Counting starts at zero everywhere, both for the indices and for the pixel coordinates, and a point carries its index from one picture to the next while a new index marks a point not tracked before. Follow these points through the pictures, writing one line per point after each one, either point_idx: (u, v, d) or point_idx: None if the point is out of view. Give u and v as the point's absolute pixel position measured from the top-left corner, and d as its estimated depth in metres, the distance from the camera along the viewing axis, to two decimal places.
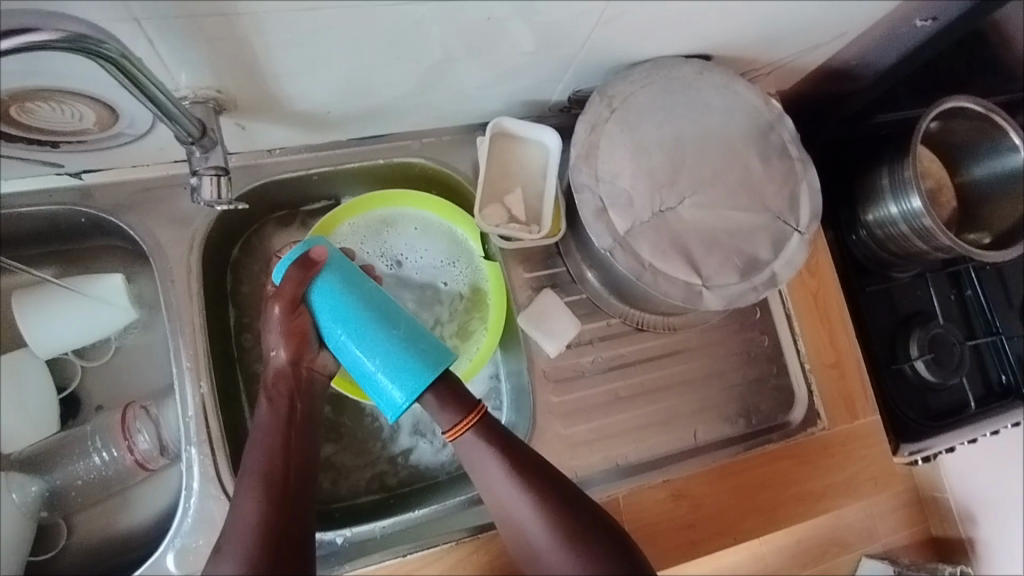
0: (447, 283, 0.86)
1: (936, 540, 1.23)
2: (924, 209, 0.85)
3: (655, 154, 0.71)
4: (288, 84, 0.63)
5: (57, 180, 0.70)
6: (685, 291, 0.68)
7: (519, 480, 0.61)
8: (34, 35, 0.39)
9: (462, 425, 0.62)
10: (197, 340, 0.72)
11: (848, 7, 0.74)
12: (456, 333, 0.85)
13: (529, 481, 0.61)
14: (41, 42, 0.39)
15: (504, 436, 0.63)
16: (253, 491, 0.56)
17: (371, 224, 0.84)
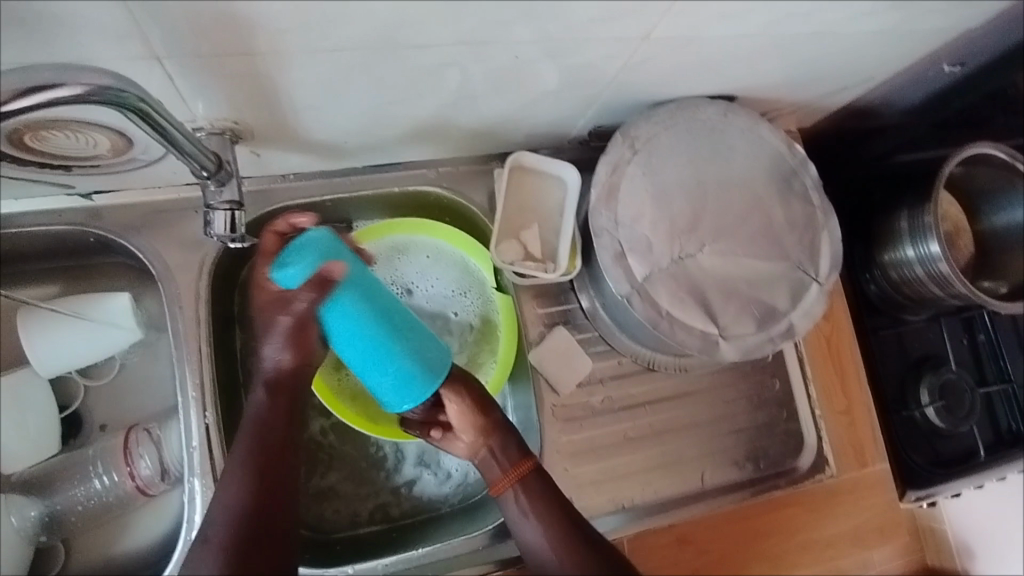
0: (458, 313, 0.85)
1: None
2: (942, 253, 0.84)
3: (677, 199, 0.70)
4: (307, 116, 0.62)
5: (67, 201, 0.69)
6: (701, 340, 0.67)
7: (542, 517, 0.69)
8: (56, 90, 0.39)
9: (514, 473, 0.70)
10: (203, 368, 0.71)
11: (878, 55, 0.73)
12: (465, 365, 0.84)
13: (550, 518, 0.69)
14: (63, 96, 0.39)
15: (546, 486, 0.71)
16: (240, 482, 0.64)
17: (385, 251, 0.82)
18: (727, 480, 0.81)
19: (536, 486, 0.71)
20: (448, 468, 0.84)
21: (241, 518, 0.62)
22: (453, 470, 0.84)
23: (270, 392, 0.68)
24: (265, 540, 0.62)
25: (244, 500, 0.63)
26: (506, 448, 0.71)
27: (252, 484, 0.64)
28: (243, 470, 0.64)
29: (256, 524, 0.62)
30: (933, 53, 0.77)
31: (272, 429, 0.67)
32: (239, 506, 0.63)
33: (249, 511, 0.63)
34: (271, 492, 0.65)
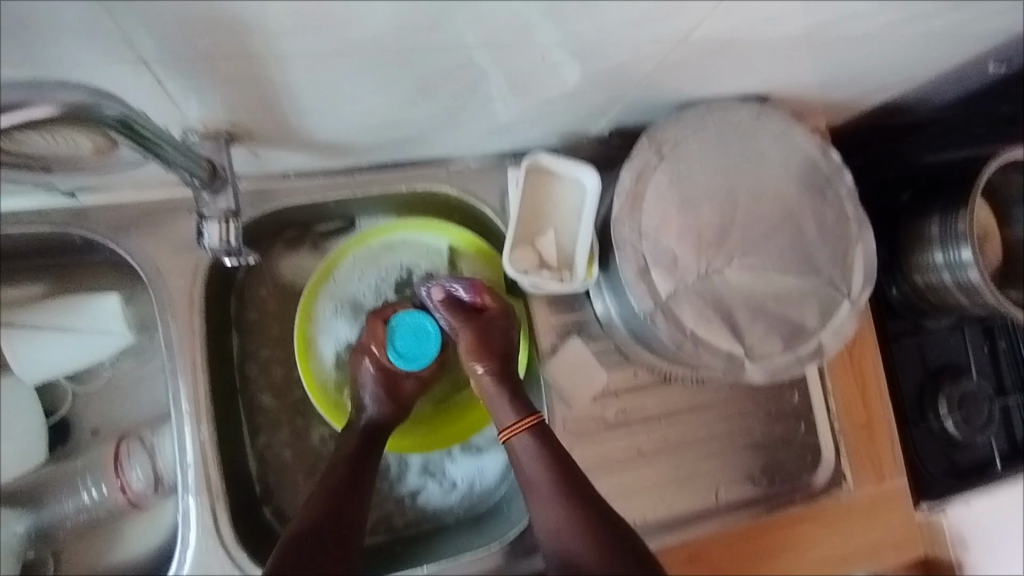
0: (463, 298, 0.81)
1: (925, 562, 1.05)
2: (974, 262, 0.79)
3: (705, 209, 0.65)
4: (311, 118, 0.57)
5: (51, 201, 0.64)
6: (727, 362, 0.63)
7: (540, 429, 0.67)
8: (30, 111, 0.35)
9: (522, 424, 0.67)
10: (198, 380, 0.67)
11: (924, 56, 0.68)
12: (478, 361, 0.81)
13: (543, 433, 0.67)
14: (38, 117, 0.35)
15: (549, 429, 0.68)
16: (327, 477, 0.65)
17: (379, 254, 0.80)
18: (741, 496, 0.79)
19: (546, 449, 0.66)
20: (454, 478, 0.81)
21: (314, 528, 0.61)
22: (459, 480, 0.81)
23: (367, 432, 0.69)
24: (320, 541, 0.60)
25: (323, 510, 0.62)
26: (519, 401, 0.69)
27: (328, 496, 0.63)
28: (330, 485, 0.64)
29: (323, 533, 0.61)
30: (981, 53, 0.72)
31: (364, 460, 0.67)
32: (320, 513, 0.62)
33: (323, 521, 0.61)
34: (345, 508, 0.63)
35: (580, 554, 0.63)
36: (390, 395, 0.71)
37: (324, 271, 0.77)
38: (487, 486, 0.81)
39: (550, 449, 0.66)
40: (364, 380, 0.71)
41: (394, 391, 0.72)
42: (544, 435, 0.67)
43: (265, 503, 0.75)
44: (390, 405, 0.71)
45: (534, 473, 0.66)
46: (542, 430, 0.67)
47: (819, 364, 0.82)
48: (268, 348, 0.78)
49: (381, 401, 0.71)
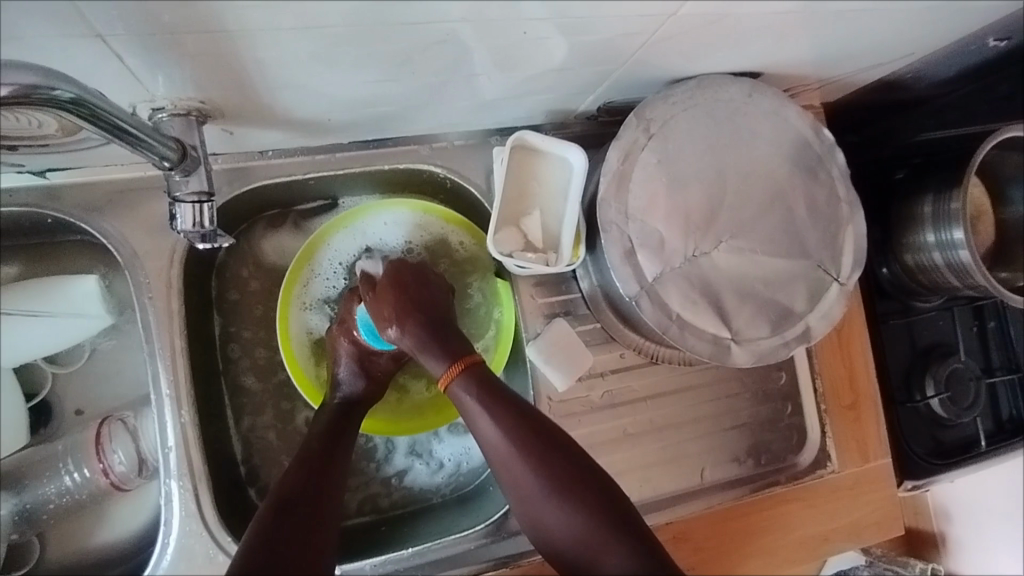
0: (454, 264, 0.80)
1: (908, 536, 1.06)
2: (965, 242, 0.78)
3: (693, 190, 0.64)
4: (286, 95, 0.55)
5: (20, 179, 0.62)
6: (713, 346, 0.63)
7: (492, 389, 0.61)
8: None
9: (450, 368, 0.62)
10: (177, 363, 0.66)
11: (921, 32, 0.66)
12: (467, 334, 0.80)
13: (496, 395, 0.61)
14: None
15: (500, 388, 0.62)
16: (305, 450, 0.64)
17: (388, 235, 0.79)
18: (725, 477, 0.79)
19: (483, 392, 0.61)
20: (440, 458, 0.81)
21: (296, 495, 0.59)
22: (446, 460, 0.81)
23: (340, 411, 0.69)
24: (304, 508, 0.58)
25: (305, 479, 0.61)
26: (442, 344, 0.64)
27: (307, 466, 0.62)
28: (311, 456, 0.63)
29: (306, 497, 0.59)
30: (980, 28, 0.71)
31: (340, 433, 0.67)
32: (303, 481, 0.60)
33: (304, 487, 0.60)
34: (325, 474, 0.62)
35: (543, 508, 0.57)
36: (363, 370, 0.71)
37: (304, 259, 0.75)
38: (473, 466, 0.81)
39: (484, 389, 0.61)
40: (339, 356, 0.71)
41: (370, 368, 0.72)
42: (482, 385, 0.61)
43: (249, 484, 0.75)
44: (365, 381, 0.71)
45: (505, 454, 0.59)
46: (479, 378, 0.62)
47: (807, 346, 0.82)
48: (250, 329, 0.77)
49: (355, 380, 0.71)
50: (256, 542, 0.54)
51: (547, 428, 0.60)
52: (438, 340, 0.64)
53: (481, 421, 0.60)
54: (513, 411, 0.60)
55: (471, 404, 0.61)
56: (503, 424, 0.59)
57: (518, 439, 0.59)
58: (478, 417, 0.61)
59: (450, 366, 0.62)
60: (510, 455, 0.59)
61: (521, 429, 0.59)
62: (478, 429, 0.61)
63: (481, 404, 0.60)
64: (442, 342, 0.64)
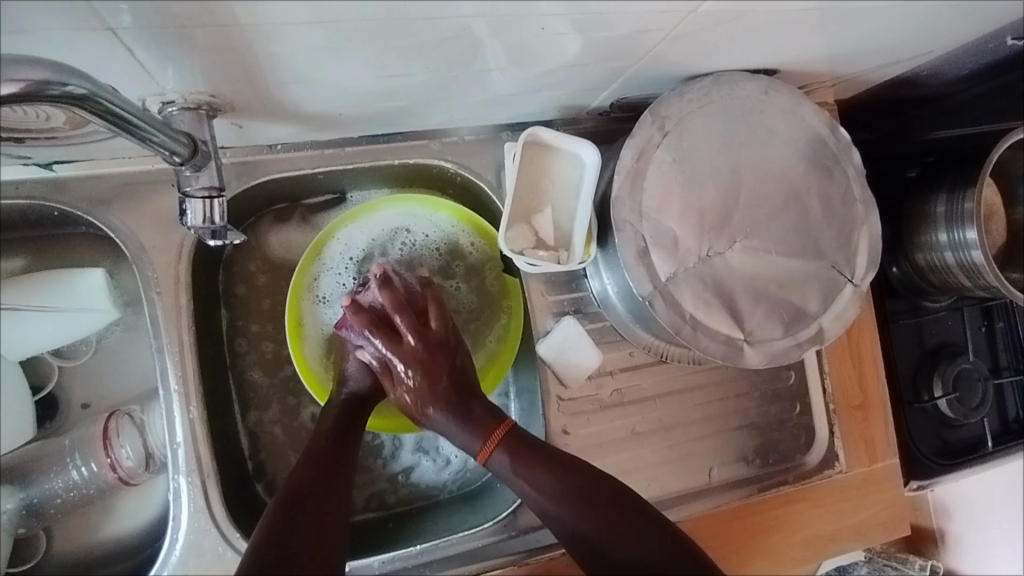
0: (465, 259, 0.80)
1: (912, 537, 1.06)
2: (978, 244, 0.78)
3: (708, 189, 0.63)
4: (299, 88, 0.54)
5: (26, 171, 0.61)
6: (725, 347, 0.62)
7: (517, 448, 0.65)
8: None
9: (491, 442, 0.65)
10: (186, 358, 0.66)
11: (940, 29, 0.65)
12: (476, 331, 0.80)
13: (523, 452, 0.65)
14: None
15: (525, 441, 0.66)
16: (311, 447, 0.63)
17: (397, 231, 0.78)
18: (733, 476, 0.79)
19: (516, 448, 0.65)
20: (447, 455, 0.81)
21: (303, 492, 0.59)
22: (453, 457, 0.81)
23: (350, 405, 0.68)
24: (309, 505, 0.58)
25: (312, 475, 0.60)
26: (474, 421, 0.66)
27: (315, 462, 0.62)
28: (317, 453, 0.62)
29: (314, 497, 0.59)
30: (998, 26, 0.70)
31: (348, 427, 0.66)
32: (310, 479, 0.60)
33: (311, 483, 0.60)
34: (333, 470, 0.61)
35: (601, 544, 0.63)
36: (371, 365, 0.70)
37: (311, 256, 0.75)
38: (480, 463, 0.81)
39: (514, 444, 0.66)
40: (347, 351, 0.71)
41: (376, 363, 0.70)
42: (512, 441, 0.66)
43: (257, 479, 0.74)
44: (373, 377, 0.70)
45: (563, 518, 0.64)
46: (511, 439, 0.66)
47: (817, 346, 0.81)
48: (257, 323, 0.76)
49: (365, 372, 0.70)
50: (264, 547, 0.54)
51: (576, 469, 0.65)
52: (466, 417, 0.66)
53: (530, 492, 0.64)
54: (542, 464, 0.64)
55: (513, 475, 0.65)
56: (550, 487, 0.64)
57: (569, 502, 0.63)
58: (513, 480, 0.65)
59: (486, 444, 0.66)
60: (554, 507, 0.64)
61: (567, 488, 0.64)
62: (517, 488, 0.65)
63: (514, 465, 0.65)
64: (474, 420, 0.66)
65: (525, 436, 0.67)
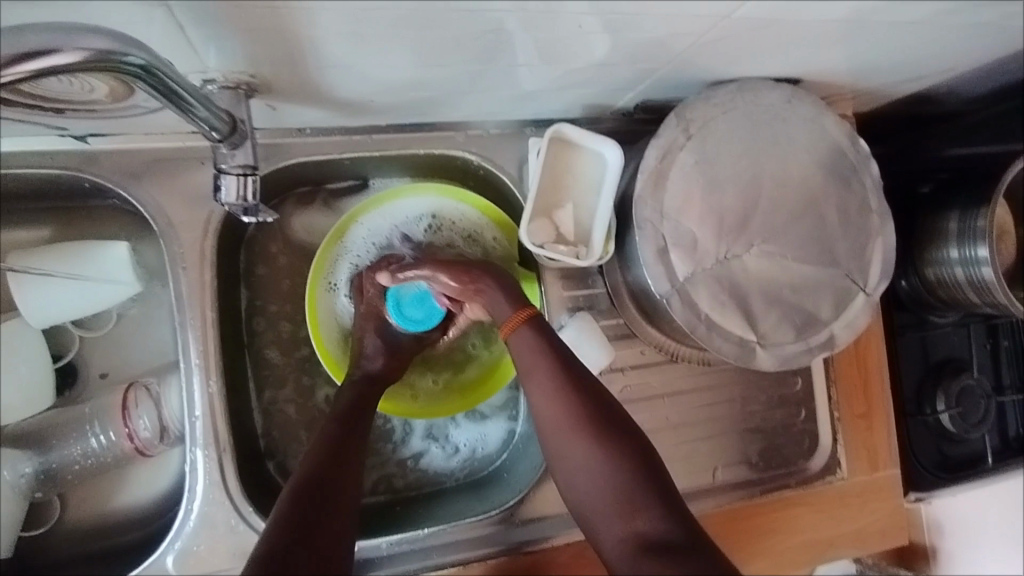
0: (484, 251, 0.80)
1: None
2: (989, 262, 0.79)
3: (728, 193, 0.64)
4: (335, 73, 0.55)
5: (60, 142, 0.63)
6: (738, 347, 0.63)
7: (546, 342, 0.63)
8: (56, 57, 0.34)
9: (520, 313, 0.65)
10: (207, 333, 0.67)
11: (964, 46, 0.66)
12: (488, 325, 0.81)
13: (551, 344, 0.63)
14: (64, 64, 0.34)
15: (555, 340, 0.64)
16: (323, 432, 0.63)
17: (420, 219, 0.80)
18: (737, 478, 0.80)
19: (545, 338, 0.63)
20: (456, 443, 0.82)
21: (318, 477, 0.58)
22: (461, 445, 0.82)
23: (365, 392, 0.69)
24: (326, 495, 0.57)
25: (323, 458, 0.60)
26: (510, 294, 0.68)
27: (326, 447, 0.62)
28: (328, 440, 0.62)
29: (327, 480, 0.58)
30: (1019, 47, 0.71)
31: (356, 413, 0.66)
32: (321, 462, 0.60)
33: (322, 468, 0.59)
34: (347, 460, 0.61)
35: (581, 452, 0.57)
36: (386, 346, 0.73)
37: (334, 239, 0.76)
38: (488, 453, 0.82)
39: (543, 336, 0.64)
40: (365, 331, 0.73)
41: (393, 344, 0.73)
42: (542, 328, 0.65)
43: (268, 457, 0.76)
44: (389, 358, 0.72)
45: (552, 409, 0.60)
46: (542, 325, 0.65)
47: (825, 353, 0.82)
48: (276, 303, 0.77)
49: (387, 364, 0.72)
50: (283, 529, 0.53)
51: (596, 386, 0.61)
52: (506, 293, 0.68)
53: (534, 375, 0.62)
54: (564, 360, 0.62)
55: (529, 352, 0.63)
56: (552, 370, 0.61)
57: (567, 393, 0.60)
58: (528, 365, 0.63)
59: (522, 309, 0.66)
60: (554, 399, 0.60)
61: (573, 382, 0.60)
62: (527, 374, 0.62)
63: (535, 352, 0.63)
64: (510, 293, 0.68)
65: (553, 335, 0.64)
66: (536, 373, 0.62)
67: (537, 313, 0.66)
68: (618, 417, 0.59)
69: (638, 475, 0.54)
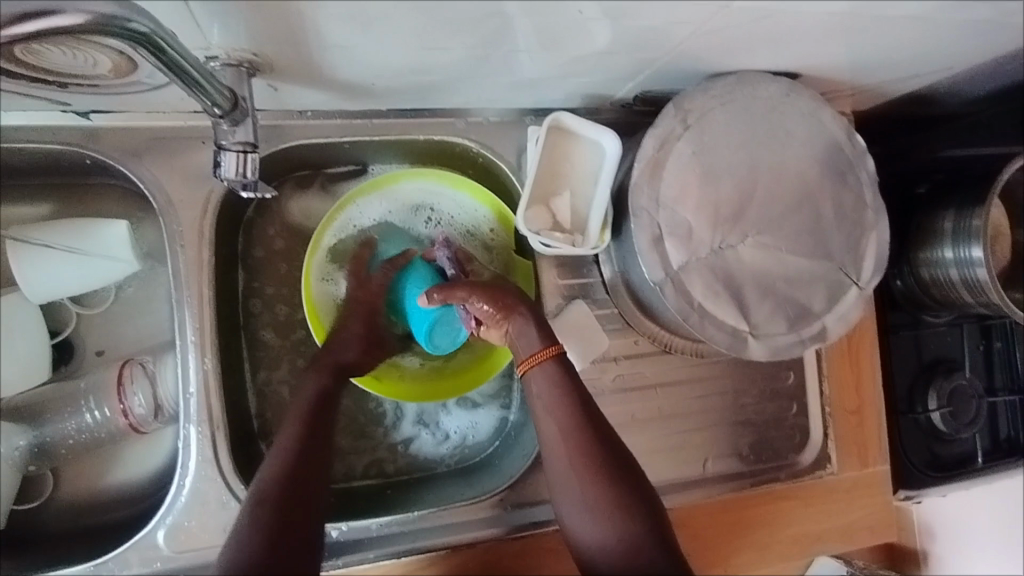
0: (484, 240, 0.80)
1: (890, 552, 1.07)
2: (983, 262, 0.80)
3: (724, 185, 0.65)
4: (336, 53, 0.55)
5: (63, 118, 0.63)
6: (731, 337, 0.64)
7: (566, 387, 0.65)
8: (61, 19, 0.34)
9: (543, 355, 0.65)
10: (204, 312, 0.67)
11: (962, 45, 0.67)
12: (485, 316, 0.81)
13: (570, 389, 0.65)
14: (67, 25, 0.35)
15: (572, 377, 0.66)
16: (287, 437, 0.63)
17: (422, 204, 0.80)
18: (728, 469, 0.81)
19: (561, 377, 0.66)
20: (447, 429, 0.82)
21: (286, 495, 0.59)
22: (453, 432, 0.83)
23: (334, 379, 0.68)
24: (302, 507, 0.59)
25: (290, 469, 0.60)
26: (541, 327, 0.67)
27: (292, 457, 0.61)
28: (293, 446, 0.62)
29: (294, 496, 0.59)
30: (1016, 48, 0.71)
31: (322, 414, 0.66)
32: (288, 472, 0.60)
33: (288, 481, 0.60)
34: (316, 463, 0.62)
35: (588, 499, 0.63)
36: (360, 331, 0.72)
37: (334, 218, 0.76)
38: (479, 440, 0.83)
39: (559, 374, 0.66)
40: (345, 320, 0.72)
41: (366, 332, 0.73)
42: (563, 365, 0.67)
43: (261, 438, 0.76)
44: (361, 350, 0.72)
45: (567, 453, 0.64)
46: (565, 362, 0.66)
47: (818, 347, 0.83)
48: (273, 286, 0.78)
49: (361, 353, 0.71)
50: (265, 554, 0.55)
51: (608, 434, 0.66)
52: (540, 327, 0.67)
53: (550, 416, 0.65)
54: (580, 407, 0.65)
55: (545, 393, 0.65)
56: (570, 418, 0.64)
57: (582, 440, 0.64)
58: (545, 410, 0.65)
59: (546, 348, 0.66)
60: (569, 447, 0.64)
61: (587, 432, 0.64)
62: (543, 416, 0.65)
63: (551, 399, 0.65)
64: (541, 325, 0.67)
65: (570, 372, 0.67)
66: (554, 414, 0.65)
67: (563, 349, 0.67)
68: (626, 470, 0.65)
69: (639, 520, 0.63)
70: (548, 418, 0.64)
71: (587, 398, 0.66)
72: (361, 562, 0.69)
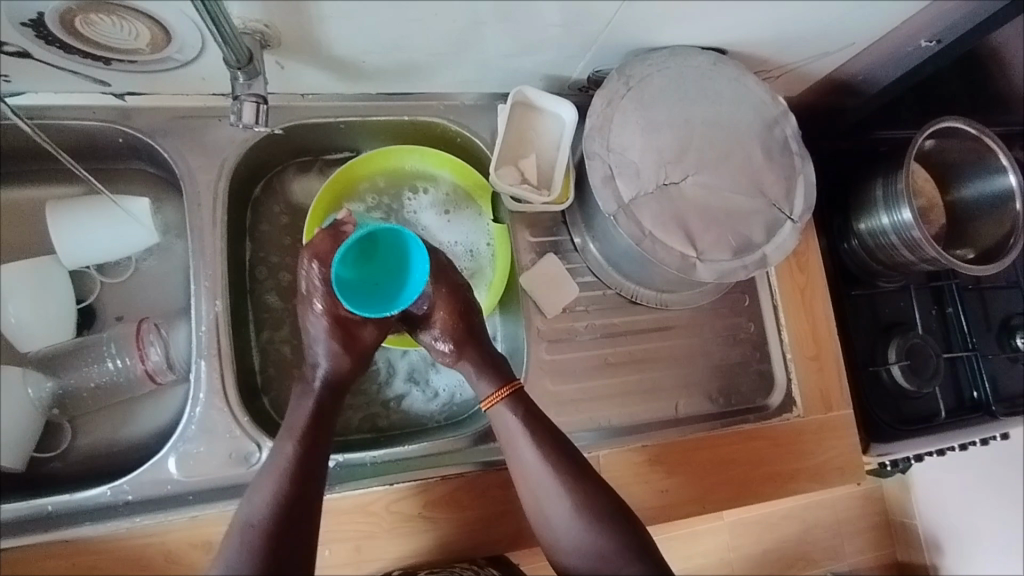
0: (468, 218, 0.90)
1: None
2: (913, 221, 0.89)
3: (665, 134, 0.76)
4: (330, 30, 0.66)
5: (102, 99, 0.75)
6: (680, 261, 0.73)
7: (535, 425, 0.72)
8: None
9: (496, 396, 0.73)
10: (216, 264, 0.76)
11: (861, 20, 0.79)
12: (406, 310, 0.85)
13: (538, 426, 0.72)
14: None
15: (532, 408, 0.73)
16: (272, 467, 0.65)
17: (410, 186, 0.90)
18: (699, 410, 0.88)
19: (527, 408, 0.73)
20: (437, 387, 0.89)
21: (282, 524, 0.62)
22: (441, 390, 0.89)
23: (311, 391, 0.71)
24: (299, 535, 0.63)
25: (281, 497, 0.63)
26: (493, 370, 0.75)
27: (279, 482, 0.64)
28: (285, 469, 0.65)
29: (292, 527, 0.63)
30: (911, 27, 0.83)
31: (311, 437, 0.68)
32: (277, 500, 0.63)
33: (285, 510, 0.63)
34: (304, 487, 0.65)
35: (571, 521, 0.70)
36: (346, 346, 0.73)
37: (340, 182, 0.84)
38: (466, 398, 0.89)
39: (523, 404, 0.73)
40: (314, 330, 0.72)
41: (351, 342, 0.73)
42: (520, 399, 0.74)
43: (264, 392, 0.83)
44: (345, 355, 0.73)
45: (540, 478, 0.71)
46: (519, 395, 0.73)
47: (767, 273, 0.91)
48: (277, 254, 0.87)
49: (338, 359, 0.72)
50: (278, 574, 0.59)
51: (581, 461, 0.72)
52: (492, 367, 0.75)
53: (520, 447, 0.71)
54: (548, 435, 0.72)
55: (513, 430, 0.72)
56: (544, 450, 0.71)
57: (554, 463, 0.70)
58: (522, 443, 0.71)
59: (500, 389, 0.73)
60: (547, 475, 0.70)
61: (560, 459, 0.71)
62: (517, 449, 0.71)
63: (526, 435, 0.71)
64: (492, 369, 0.75)
65: (528, 402, 0.74)
66: (521, 445, 0.71)
67: (519, 384, 0.75)
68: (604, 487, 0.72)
69: (626, 532, 0.69)
70: (517, 449, 0.71)
71: (555, 431, 0.73)
72: (355, 488, 0.74)
